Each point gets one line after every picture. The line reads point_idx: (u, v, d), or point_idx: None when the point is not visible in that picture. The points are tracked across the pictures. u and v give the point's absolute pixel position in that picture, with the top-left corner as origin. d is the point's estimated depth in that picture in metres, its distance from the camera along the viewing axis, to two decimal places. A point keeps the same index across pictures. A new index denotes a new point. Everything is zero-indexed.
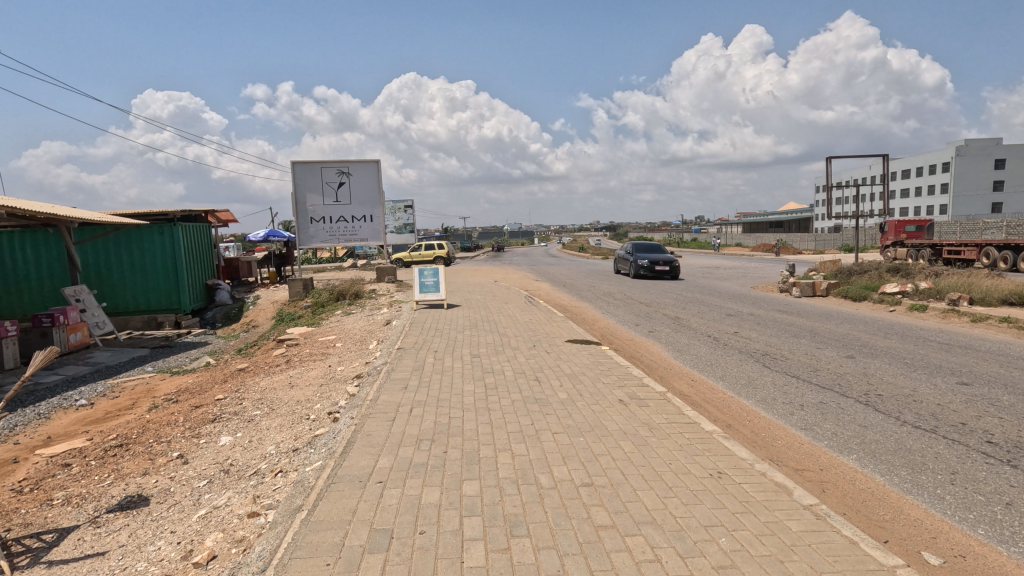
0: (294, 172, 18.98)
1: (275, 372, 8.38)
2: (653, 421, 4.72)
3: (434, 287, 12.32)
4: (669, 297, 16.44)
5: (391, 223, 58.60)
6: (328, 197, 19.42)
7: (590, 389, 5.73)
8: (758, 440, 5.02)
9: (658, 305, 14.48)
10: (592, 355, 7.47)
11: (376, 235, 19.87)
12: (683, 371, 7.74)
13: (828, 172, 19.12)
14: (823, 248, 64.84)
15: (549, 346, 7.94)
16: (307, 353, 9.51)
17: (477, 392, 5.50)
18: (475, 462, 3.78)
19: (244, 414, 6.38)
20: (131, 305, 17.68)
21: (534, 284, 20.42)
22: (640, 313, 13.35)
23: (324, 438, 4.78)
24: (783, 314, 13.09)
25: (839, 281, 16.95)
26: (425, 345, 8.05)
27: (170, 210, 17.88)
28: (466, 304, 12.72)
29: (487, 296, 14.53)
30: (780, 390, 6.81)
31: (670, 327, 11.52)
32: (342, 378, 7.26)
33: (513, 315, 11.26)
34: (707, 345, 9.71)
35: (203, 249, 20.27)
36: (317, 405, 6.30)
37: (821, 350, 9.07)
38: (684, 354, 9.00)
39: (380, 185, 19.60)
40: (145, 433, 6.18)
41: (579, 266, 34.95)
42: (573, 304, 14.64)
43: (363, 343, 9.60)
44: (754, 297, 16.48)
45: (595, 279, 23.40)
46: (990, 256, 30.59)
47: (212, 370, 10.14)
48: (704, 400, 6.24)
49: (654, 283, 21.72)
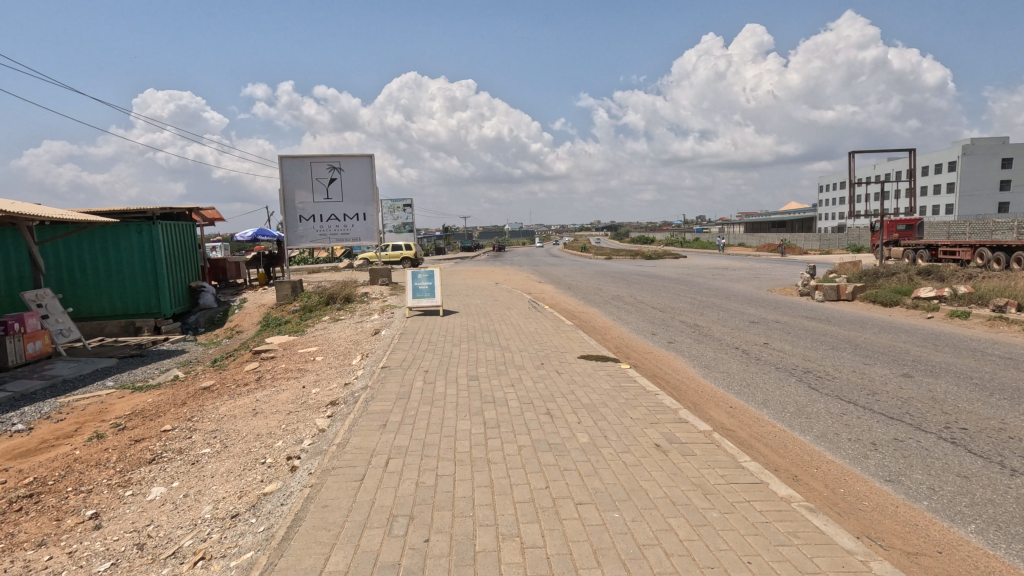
0: (282, 166, 17.77)
1: (241, 394, 7.22)
2: (707, 481, 3.56)
3: (430, 292, 11.17)
4: (684, 302, 15.27)
5: (389, 223, 57.50)
6: (319, 194, 18.25)
7: (615, 428, 4.55)
8: (840, 501, 3.83)
9: (675, 312, 13.33)
10: (611, 376, 6.32)
11: (370, 234, 18.74)
12: (718, 395, 6.58)
13: (850, 167, 17.95)
14: (827, 248, 63.80)
15: (559, 365, 6.78)
16: (283, 369, 8.36)
17: (473, 434, 4.35)
18: (469, 562, 2.63)
19: (189, 453, 5.22)
20: (106, 309, 16.64)
21: (536, 286, 19.26)
22: (656, 321, 12.20)
23: (270, 502, 3.61)
24: (813, 322, 11.92)
25: (866, 285, 15.82)
26: (415, 363, 6.88)
27: (149, 208, 16.75)
28: (464, 311, 11.58)
29: (487, 301, 13.39)
30: (840, 422, 5.64)
31: (691, 337, 10.40)
32: (315, 405, 6.09)
33: (516, 324, 10.11)
34: (737, 360, 8.55)
35: (187, 249, 19.19)
36: (278, 442, 5.13)
37: (870, 366, 7.91)
38: (713, 372, 7.83)
39: (373, 180, 18.46)
40: (64, 478, 5.02)
41: (582, 267, 33.83)
42: (581, 310, 13.51)
43: (346, 358, 8.43)
44: (774, 302, 15.32)
45: (602, 281, 22.27)
46: (986, 256, 29.25)
47: (177, 387, 8.97)
48: (753, 438, 5.08)
49: (664, 285, 20.61)
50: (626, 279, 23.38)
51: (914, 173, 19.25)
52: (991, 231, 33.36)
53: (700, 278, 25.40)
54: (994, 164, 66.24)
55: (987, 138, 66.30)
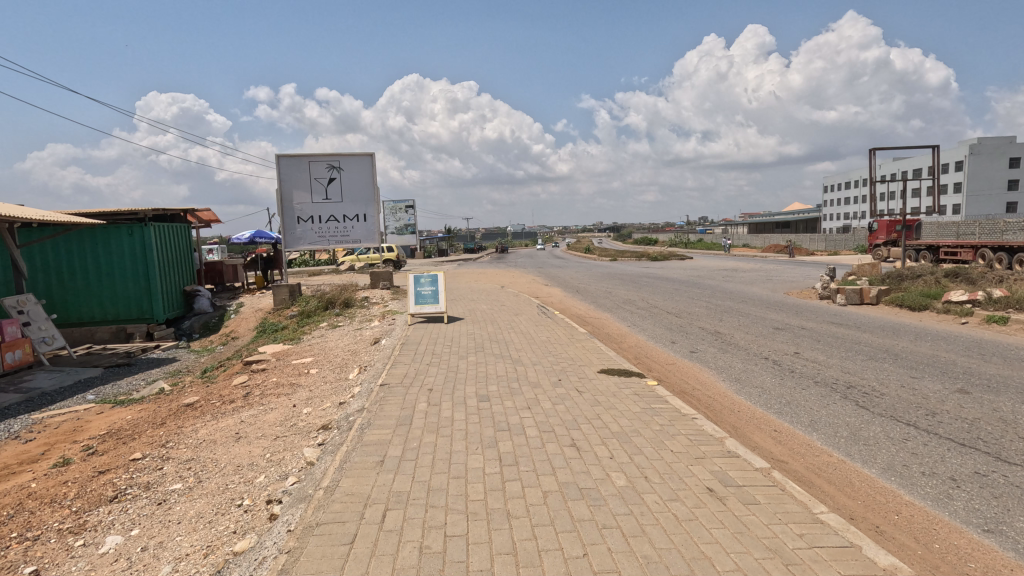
0: (279, 165, 17.08)
1: (226, 413, 6.52)
2: (785, 545, 2.84)
3: (433, 297, 10.46)
4: (701, 306, 14.54)
5: (391, 224, 56.90)
6: (317, 194, 17.56)
7: (656, 466, 3.84)
8: (942, 565, 3.11)
9: (693, 318, 12.62)
10: (638, 396, 5.59)
11: (371, 236, 18.06)
12: (759, 417, 5.86)
13: (871, 164, 17.18)
14: (834, 249, 62.96)
15: (579, 382, 6.05)
16: (274, 383, 7.65)
17: (488, 475, 3.64)
18: None
19: (157, 490, 4.52)
20: (96, 315, 15.99)
21: (543, 290, 18.52)
22: (673, 327, 11.48)
23: (239, 569, 2.92)
24: (841, 329, 11.19)
25: (890, 288, 15.08)
26: (418, 379, 6.18)
27: (141, 209, 16.09)
28: (470, 317, 10.87)
29: (494, 306, 12.69)
30: (905, 450, 4.91)
31: (715, 346, 9.66)
32: (305, 430, 5.40)
33: (526, 333, 9.39)
34: (770, 372, 7.82)
35: (181, 251, 18.54)
36: (259, 478, 4.44)
37: (919, 380, 7.17)
38: (747, 387, 7.09)
39: (374, 180, 17.77)
40: (11, 519, 4.33)
41: (588, 268, 33.19)
42: (592, 315, 12.80)
43: (343, 371, 7.72)
44: (795, 307, 14.58)
45: (611, 284, 21.53)
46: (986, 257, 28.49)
47: (160, 402, 8.28)
48: (813, 474, 4.34)
49: (676, 289, 19.87)
50: (635, 281, 22.68)
51: (937, 171, 18.47)
52: (1004, 231, 32.64)
53: (711, 281, 24.62)
54: (1003, 163, 65.36)
55: (996, 138, 65.40)
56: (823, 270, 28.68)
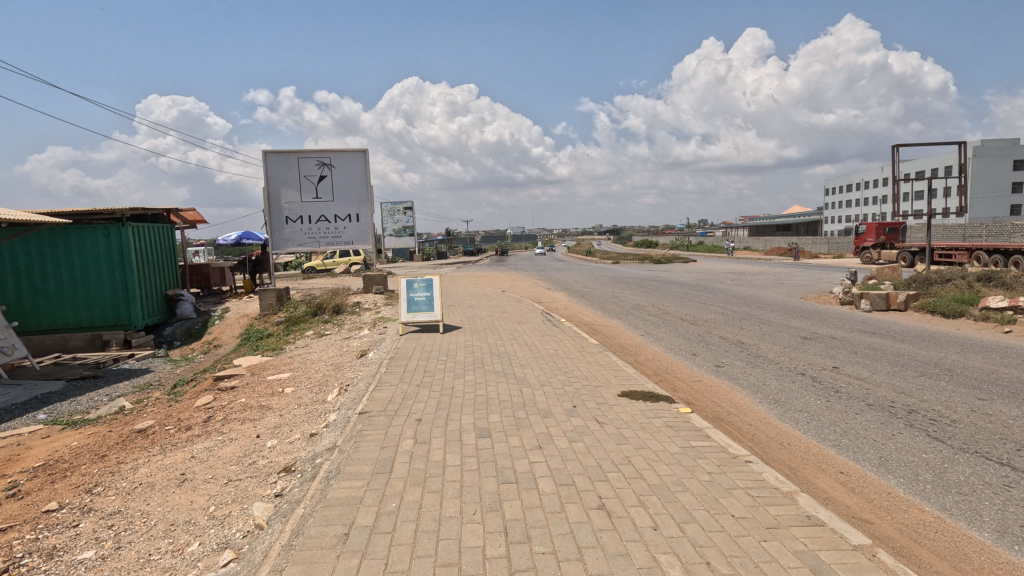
0: (266, 162, 16.07)
1: (179, 443, 5.51)
2: None
3: (427, 304, 9.42)
4: (717, 314, 13.51)
5: (389, 226, 55.86)
6: (307, 193, 16.55)
7: (719, 545, 2.82)
8: None
9: (713, 326, 11.61)
10: (672, 430, 4.57)
11: (364, 237, 17.04)
12: (817, 454, 4.84)
13: (892, 161, 16.22)
14: (835, 251, 62.30)
15: (598, 410, 5.03)
16: (241, 405, 6.60)
17: (490, 564, 2.62)
18: None
19: (60, 560, 3.48)
20: (70, 321, 14.99)
21: (546, 294, 17.51)
22: (691, 337, 10.50)
23: None
24: (877, 339, 10.17)
25: (919, 293, 14.13)
26: (405, 405, 5.18)
27: (118, 208, 15.09)
28: (469, 326, 9.87)
29: (495, 313, 11.71)
30: (1013, 502, 3.90)
31: (742, 359, 8.68)
32: (263, 473, 4.38)
33: (531, 344, 8.39)
34: (812, 392, 6.81)
35: (163, 254, 17.56)
36: (192, 546, 3.42)
37: (990, 403, 6.18)
38: (790, 411, 6.08)
39: (367, 178, 16.77)
40: None
41: (591, 271, 32.41)
42: (602, 323, 11.82)
43: (322, 391, 6.70)
44: (818, 313, 13.62)
45: (617, 288, 20.52)
46: None
47: (115, 423, 7.25)
48: (913, 542, 3.33)
49: (687, 293, 18.94)
50: (642, 286, 21.71)
51: (961, 168, 17.50)
52: (1014, 233, 31.89)
53: (720, 285, 23.72)
54: (1007, 165, 64.70)
55: (1001, 140, 64.78)
56: (834, 274, 27.76)
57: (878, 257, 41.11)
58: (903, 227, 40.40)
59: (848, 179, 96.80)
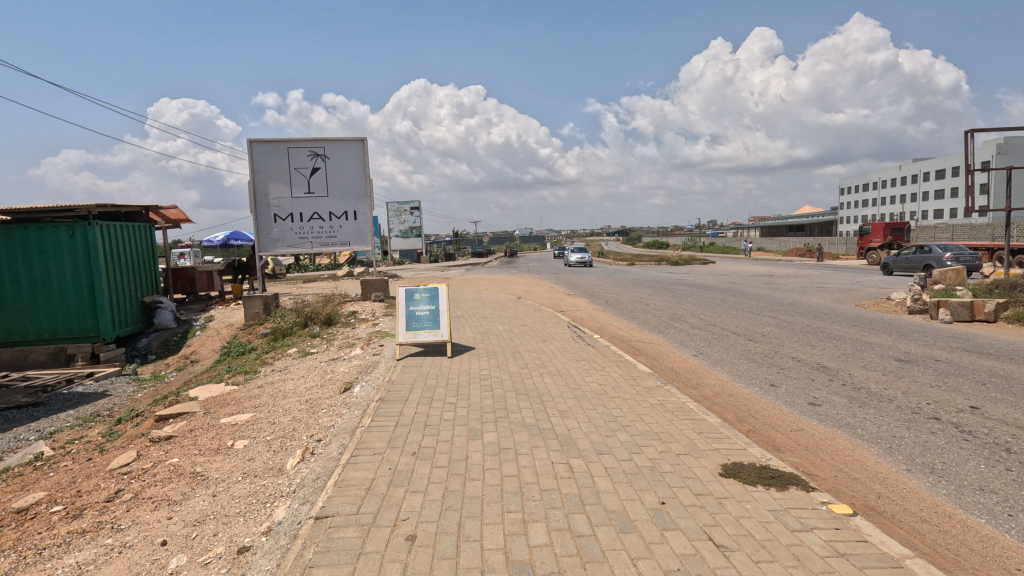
0: (251, 152, 14.20)
1: (49, 549, 3.61)
2: None
3: (432, 321, 7.44)
4: (775, 327, 11.45)
5: (396, 227, 53.97)
6: (298, 187, 14.68)
7: None
8: None
9: (779, 344, 9.59)
10: (855, 569, 2.61)
11: (362, 237, 15.19)
12: None
13: (965, 148, 14.15)
14: (849, 252, 60.29)
15: (708, 518, 3.07)
16: (167, 470, 4.69)
17: None
18: None
19: None
20: (31, 334, 13.41)
21: (566, 301, 15.54)
22: (758, 360, 8.53)
23: None
24: (994, 362, 8.11)
25: (1007, 301, 12.10)
26: (394, 501, 3.25)
27: (83, 204, 13.31)
28: (485, 347, 7.94)
29: (514, 328, 9.77)
30: None
31: (839, 392, 6.70)
32: None
33: (568, 374, 6.43)
34: (972, 452, 4.80)
35: (139, 257, 15.82)
36: None
37: None
38: (968, 492, 4.08)
39: (366, 170, 14.89)
40: None
41: (608, 273, 30.40)
42: (642, 340, 9.90)
43: (282, 450, 4.78)
44: (891, 325, 11.61)
45: (642, 294, 18.61)
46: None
47: (9, 485, 5.38)
48: None
49: (723, 299, 16.97)
50: (669, 290, 19.73)
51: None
52: None
53: (752, 288, 21.77)
54: None
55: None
56: (874, 277, 25.59)
57: (906, 258, 38.95)
58: (907, 227, 41.11)
59: (866, 178, 94.05)
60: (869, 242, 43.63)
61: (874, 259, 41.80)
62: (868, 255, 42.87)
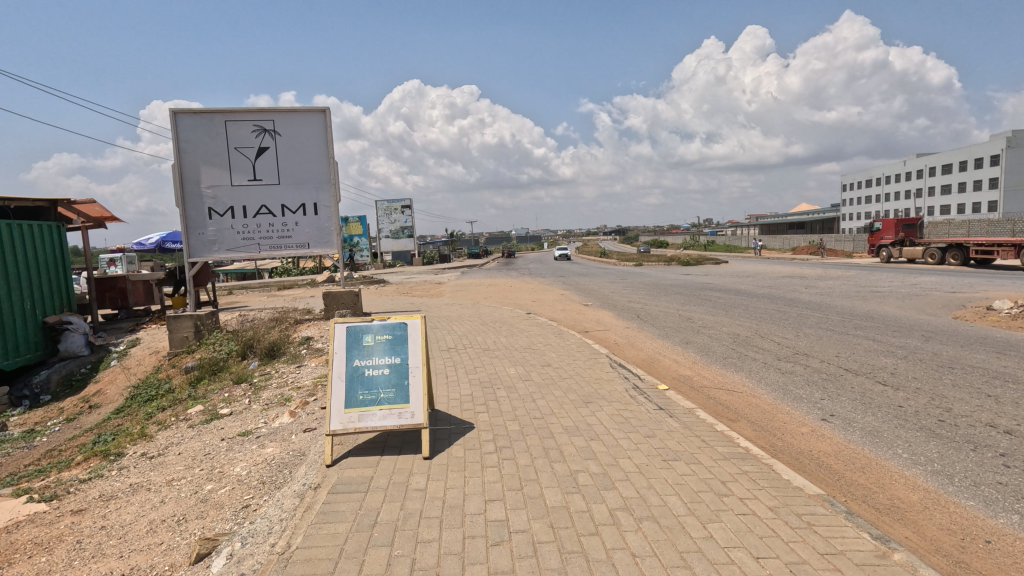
0: (176, 127, 10.81)
1: None
2: None
3: (395, 391, 4.08)
4: (894, 359, 8.12)
5: (385, 227, 50.49)
6: (239, 172, 11.27)
7: None
8: None
9: (940, 397, 6.19)
10: None
11: (325, 236, 11.83)
12: None
13: None
14: (851, 250, 57.36)
15: None
16: None
17: None
18: None
19: None
20: None
21: (586, 317, 12.24)
22: (937, 431, 5.20)
23: None
24: None
25: None
26: None
27: None
28: (490, 426, 4.56)
29: (532, 372, 6.41)
30: None
31: None
32: None
33: (672, 517, 3.08)
34: None
35: (44, 265, 12.44)
36: None
37: None
38: None
39: (329, 149, 11.54)
40: None
41: (619, 275, 27.02)
42: (722, 391, 6.56)
43: None
44: None
45: (670, 303, 15.36)
46: None
47: None
48: None
49: (775, 310, 13.70)
50: (699, 298, 16.47)
51: None
52: None
53: (789, 294, 18.51)
54: None
55: None
56: (911, 279, 22.50)
57: (919, 256, 36.08)
58: (922, 221, 38.15)
59: (868, 173, 90.99)
60: (879, 241, 40.52)
61: (886, 258, 38.78)
62: (882, 253, 39.79)
